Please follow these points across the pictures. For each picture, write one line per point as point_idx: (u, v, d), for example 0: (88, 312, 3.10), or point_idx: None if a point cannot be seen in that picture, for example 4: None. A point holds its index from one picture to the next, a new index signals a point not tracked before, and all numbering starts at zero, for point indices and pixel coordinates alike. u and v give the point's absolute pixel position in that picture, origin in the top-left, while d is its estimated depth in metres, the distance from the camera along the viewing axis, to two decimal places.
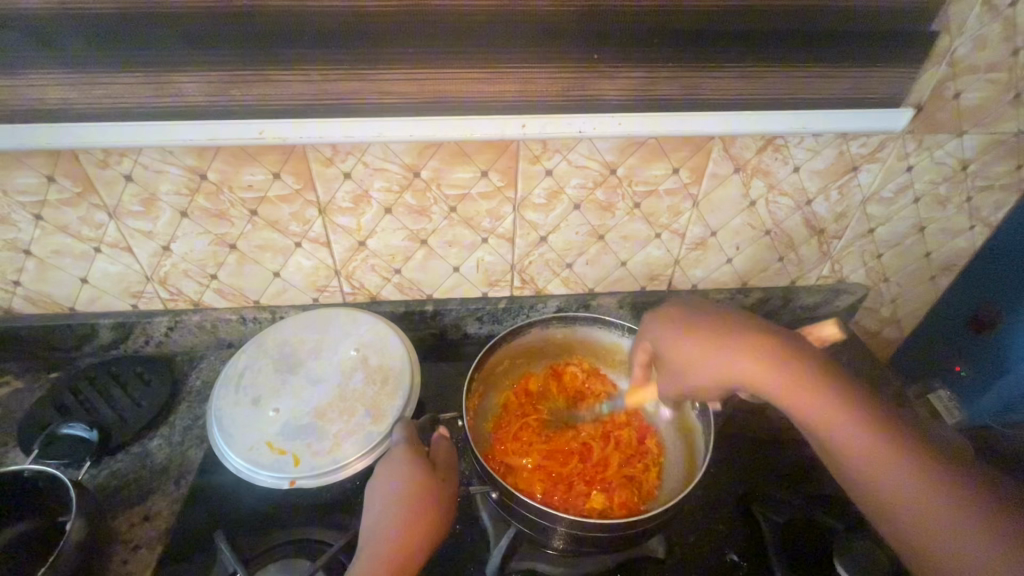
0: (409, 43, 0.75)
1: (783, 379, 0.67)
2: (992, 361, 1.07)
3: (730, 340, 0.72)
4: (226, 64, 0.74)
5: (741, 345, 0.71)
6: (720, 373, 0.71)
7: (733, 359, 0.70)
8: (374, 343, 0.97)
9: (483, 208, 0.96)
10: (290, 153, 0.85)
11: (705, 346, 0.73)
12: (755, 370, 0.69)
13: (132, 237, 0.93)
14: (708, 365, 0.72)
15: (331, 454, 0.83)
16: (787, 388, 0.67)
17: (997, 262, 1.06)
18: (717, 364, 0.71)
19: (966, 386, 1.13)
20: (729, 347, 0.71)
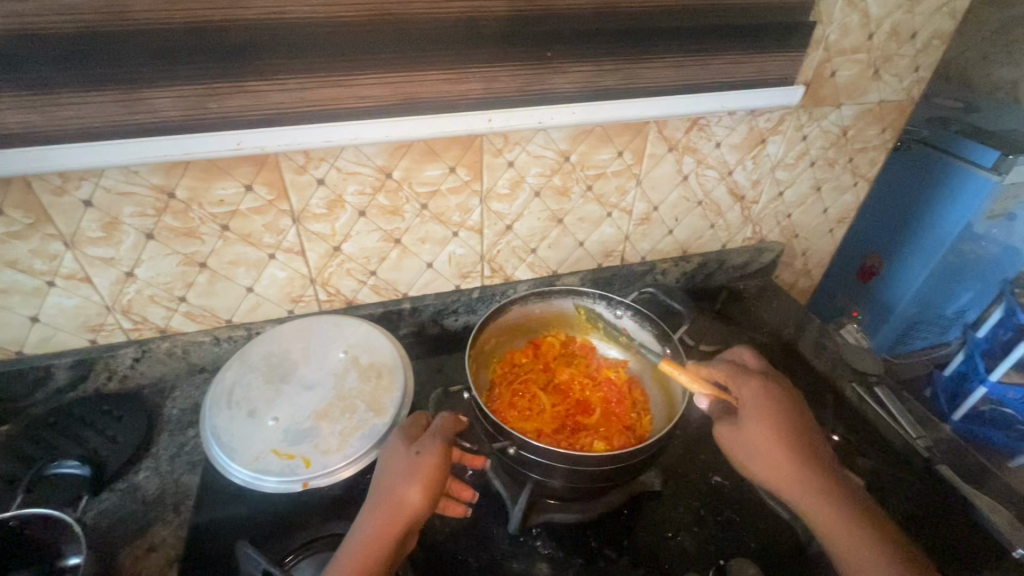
0: (262, 61, 0.55)
1: (823, 486, 0.54)
2: (882, 302, 1.24)
3: (798, 439, 0.56)
4: (71, 92, 0.52)
5: (799, 437, 0.56)
6: (770, 455, 0.56)
7: (793, 459, 0.55)
8: (362, 339, 0.75)
9: (454, 202, 0.77)
10: (256, 159, 0.64)
11: (771, 426, 0.56)
12: (801, 469, 0.55)
13: (71, 265, 0.66)
14: (758, 440, 0.56)
15: (338, 451, 0.62)
16: (821, 501, 0.54)
17: (889, 211, 1.17)
18: (771, 449, 0.56)
19: (869, 324, 1.28)
20: (788, 434, 0.56)
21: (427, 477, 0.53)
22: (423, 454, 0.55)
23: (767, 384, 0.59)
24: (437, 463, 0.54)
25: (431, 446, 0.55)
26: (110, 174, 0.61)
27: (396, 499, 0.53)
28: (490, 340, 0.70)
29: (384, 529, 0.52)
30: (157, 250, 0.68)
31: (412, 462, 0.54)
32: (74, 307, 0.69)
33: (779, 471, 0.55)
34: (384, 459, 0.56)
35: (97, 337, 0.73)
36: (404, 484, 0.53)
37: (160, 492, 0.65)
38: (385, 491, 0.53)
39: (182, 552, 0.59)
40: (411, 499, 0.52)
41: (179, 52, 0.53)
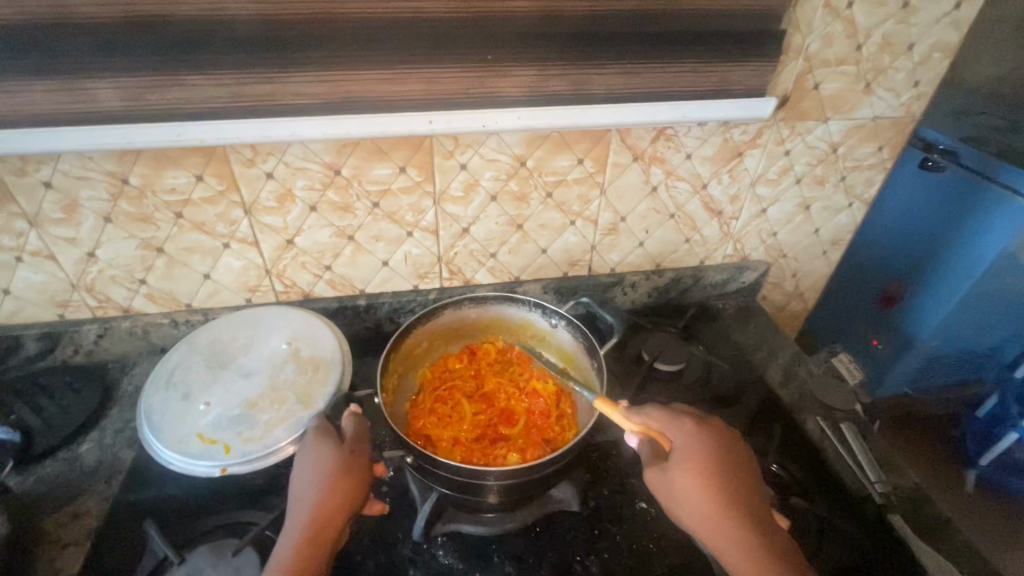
0: (197, 56, 0.57)
1: (748, 542, 0.51)
2: (898, 332, 1.10)
3: (726, 484, 0.54)
4: (17, 78, 0.55)
5: (728, 487, 0.54)
6: (694, 506, 0.53)
7: (718, 505, 0.53)
8: (306, 332, 0.76)
9: (406, 202, 0.77)
10: (204, 150, 0.66)
11: (697, 475, 0.54)
12: (728, 524, 0.52)
13: (37, 243, 0.70)
14: (683, 489, 0.53)
15: (259, 439, 0.64)
16: (745, 559, 0.51)
17: (911, 231, 0.99)
18: (697, 502, 0.53)
19: (879, 357, 1.16)
20: (715, 484, 0.53)
21: (361, 477, 0.56)
22: (355, 454, 0.56)
23: (697, 426, 0.57)
24: (367, 461, 0.57)
25: (360, 447, 0.57)
26: (67, 159, 0.64)
27: (334, 498, 0.54)
28: (417, 345, 0.70)
29: (322, 528, 0.53)
30: (115, 234, 0.71)
31: (347, 462, 0.56)
32: (41, 283, 0.74)
33: (707, 526, 0.52)
34: (309, 459, 0.56)
35: (64, 313, 0.77)
36: (343, 484, 0.54)
37: (97, 464, 0.68)
38: (322, 492, 0.54)
39: (103, 524, 0.61)
40: (352, 496, 0.54)
41: (116, 43, 0.55)
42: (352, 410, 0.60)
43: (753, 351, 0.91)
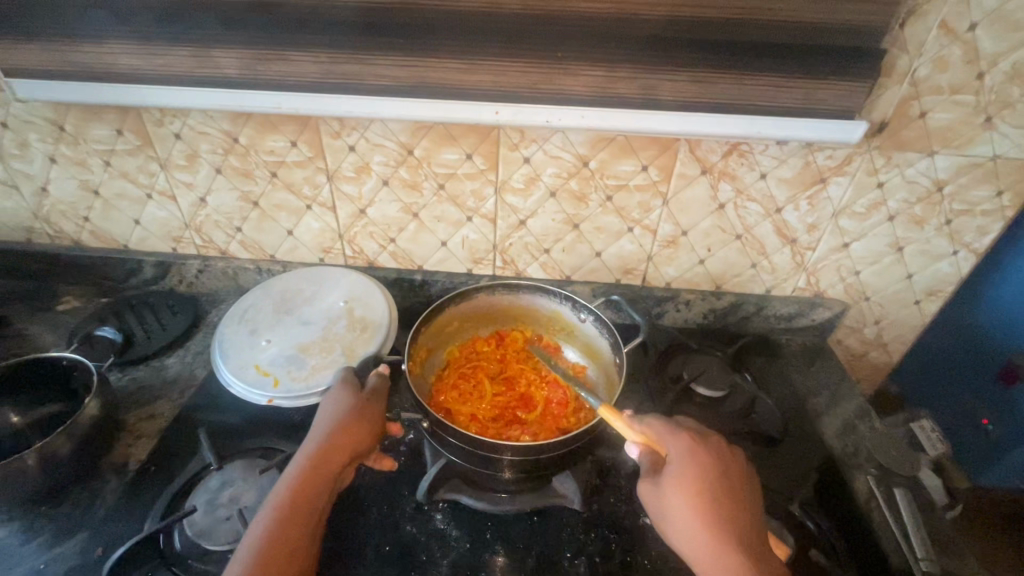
0: (302, 35, 0.65)
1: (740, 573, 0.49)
2: (1016, 416, 0.93)
3: (718, 502, 0.52)
4: (163, 42, 0.66)
5: (722, 512, 0.52)
6: (686, 529, 0.52)
7: (706, 524, 0.51)
8: (363, 293, 0.83)
9: (469, 187, 0.81)
10: (300, 120, 0.75)
11: (688, 495, 0.52)
12: (721, 552, 0.50)
13: (164, 183, 0.83)
14: (675, 508, 0.52)
15: (303, 379, 0.71)
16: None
17: None
18: (687, 523, 0.52)
19: (986, 442, 0.98)
20: (708, 506, 0.52)
21: (371, 423, 0.61)
22: (370, 401, 0.62)
23: (693, 441, 0.56)
24: (381, 411, 0.62)
25: (377, 396, 0.63)
26: (194, 115, 0.76)
27: (348, 437, 0.59)
28: (448, 325, 0.74)
29: (331, 460, 0.57)
30: (222, 184, 0.83)
31: (362, 406, 0.61)
32: (163, 218, 0.88)
33: (694, 542, 0.51)
34: (329, 400, 0.62)
35: (177, 247, 0.91)
36: (353, 423, 0.60)
37: (178, 376, 0.79)
38: (333, 427, 0.59)
39: (169, 425, 0.71)
40: (359, 436, 0.59)
41: (239, 18, 0.64)
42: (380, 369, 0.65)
43: (810, 395, 0.84)
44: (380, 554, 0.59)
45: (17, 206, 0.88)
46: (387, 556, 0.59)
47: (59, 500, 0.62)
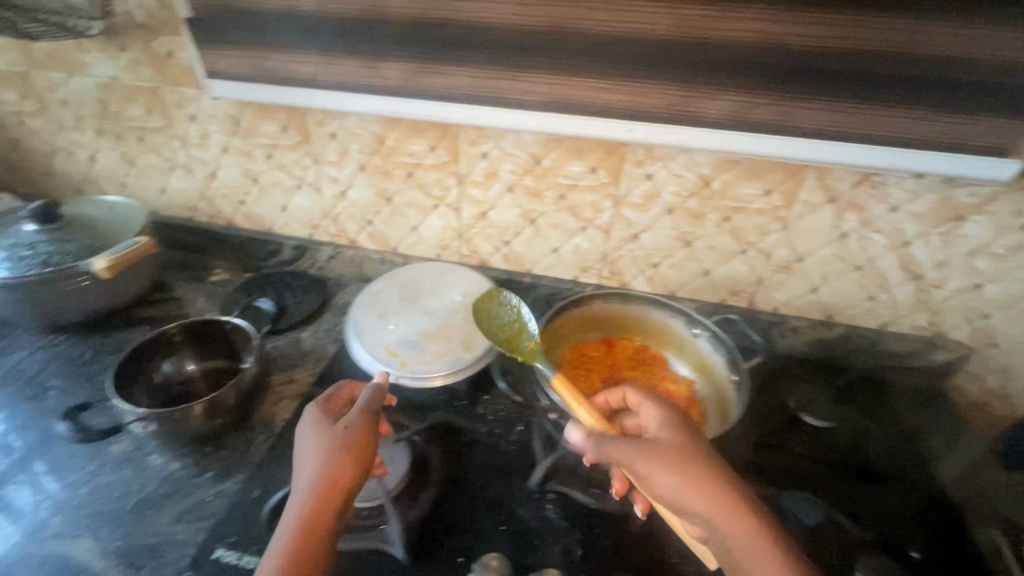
0: (460, 52, 0.71)
1: (752, 526, 0.49)
2: None
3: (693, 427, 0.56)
4: (341, 53, 0.75)
5: (719, 464, 0.52)
6: (692, 488, 0.51)
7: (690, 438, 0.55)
8: (479, 290, 0.89)
9: (589, 199, 0.85)
10: (443, 127, 0.82)
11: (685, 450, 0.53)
12: (729, 505, 0.50)
13: (315, 176, 0.93)
14: (679, 469, 0.51)
15: (426, 363, 0.78)
16: (756, 548, 0.48)
17: None
18: (693, 481, 0.51)
19: None
20: (705, 460, 0.52)
21: (358, 452, 0.55)
22: (350, 431, 0.55)
23: (666, 404, 0.58)
24: (368, 438, 0.56)
25: (357, 422, 0.56)
26: (352, 118, 0.85)
27: (342, 469, 0.53)
28: (563, 327, 0.77)
29: (328, 497, 0.52)
30: (363, 180, 0.92)
31: (340, 440, 0.55)
32: (306, 207, 0.98)
33: (683, 450, 0.53)
34: (306, 440, 0.56)
35: (313, 233, 1.01)
36: (334, 463, 0.53)
37: (312, 348, 0.89)
38: (313, 474, 0.53)
39: (306, 390, 0.80)
40: (346, 468, 0.53)
41: (407, 36, 0.71)
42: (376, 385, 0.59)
43: (926, 439, 0.80)
44: (495, 531, 0.63)
45: (189, 186, 1.01)
46: (501, 534, 0.63)
47: (220, 443, 0.71)
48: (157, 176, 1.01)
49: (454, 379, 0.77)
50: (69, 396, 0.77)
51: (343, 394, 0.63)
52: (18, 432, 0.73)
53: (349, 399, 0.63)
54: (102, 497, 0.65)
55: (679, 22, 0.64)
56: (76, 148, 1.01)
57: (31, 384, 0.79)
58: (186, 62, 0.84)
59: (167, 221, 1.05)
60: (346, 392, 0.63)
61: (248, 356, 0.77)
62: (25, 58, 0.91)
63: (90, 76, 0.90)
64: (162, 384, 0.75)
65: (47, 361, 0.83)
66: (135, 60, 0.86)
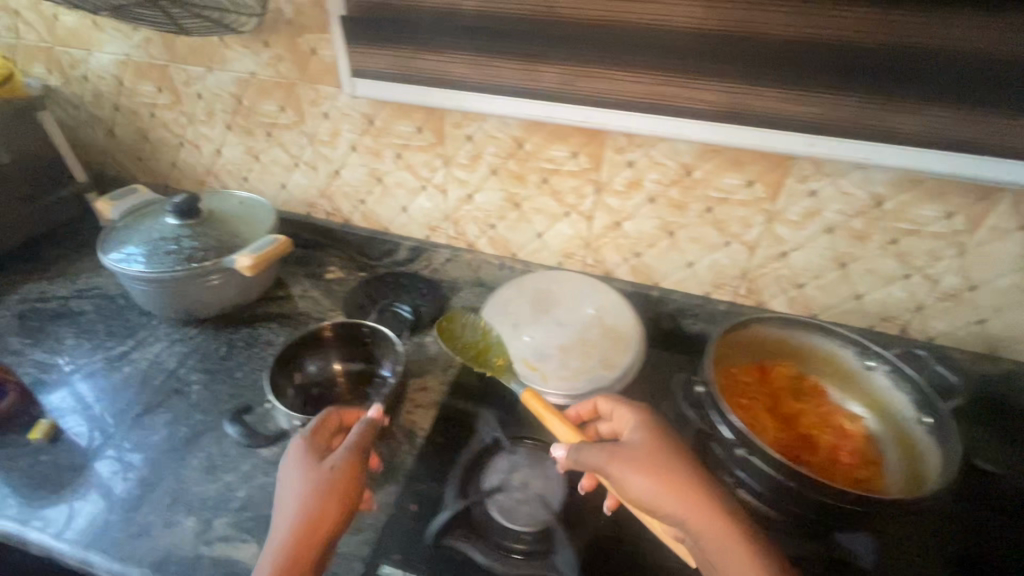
0: (630, 56, 0.67)
1: (724, 526, 0.50)
2: None
3: (669, 446, 0.56)
4: (497, 53, 0.71)
5: (689, 467, 0.54)
6: (663, 488, 0.52)
7: (665, 458, 0.54)
8: (612, 304, 0.86)
9: (739, 214, 0.80)
10: (590, 133, 0.79)
11: (651, 450, 0.55)
12: (699, 503, 0.51)
13: (442, 178, 0.91)
14: (644, 469, 0.53)
15: (568, 381, 0.75)
16: (730, 547, 0.49)
17: None
18: (663, 481, 0.52)
19: None
20: (672, 460, 0.54)
21: (340, 487, 0.55)
22: (337, 470, 0.56)
23: (637, 416, 0.59)
24: (351, 471, 0.56)
25: (343, 461, 0.57)
26: (492, 121, 0.82)
27: (323, 500, 0.54)
28: (732, 343, 0.71)
29: (311, 528, 0.52)
30: (493, 185, 0.89)
31: (326, 480, 0.55)
32: (428, 209, 0.96)
33: (653, 466, 0.53)
34: (291, 475, 0.56)
35: (431, 235, 1.00)
36: (318, 503, 0.53)
37: (438, 354, 0.87)
38: (294, 511, 0.53)
39: (440, 399, 0.79)
40: (325, 501, 0.54)
41: (574, 38, 0.67)
42: (367, 418, 0.60)
43: None
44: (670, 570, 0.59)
45: (310, 183, 1.01)
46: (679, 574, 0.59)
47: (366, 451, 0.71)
48: (280, 172, 1.01)
49: (596, 400, 0.75)
50: (211, 393, 0.78)
51: (333, 423, 0.63)
52: (167, 426, 0.73)
53: (338, 428, 0.64)
54: (259, 501, 0.65)
55: (885, 29, 0.59)
56: (203, 141, 1.01)
57: (173, 378, 0.80)
58: (330, 59, 0.83)
59: (285, 216, 1.06)
60: (335, 420, 0.63)
61: (392, 364, 0.77)
62: (165, 51, 0.91)
63: (229, 71, 0.90)
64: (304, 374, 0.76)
65: (185, 355, 0.83)
66: (278, 56, 0.85)
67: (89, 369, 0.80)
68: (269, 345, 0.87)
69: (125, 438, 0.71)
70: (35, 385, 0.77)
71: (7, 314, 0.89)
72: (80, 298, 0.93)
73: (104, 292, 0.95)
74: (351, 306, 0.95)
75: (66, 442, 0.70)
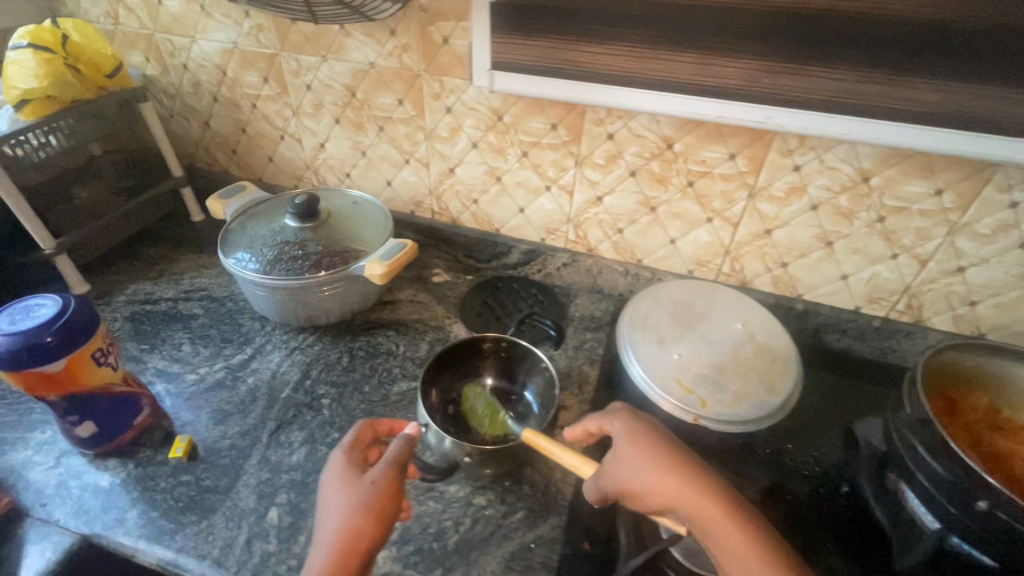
0: (831, 51, 0.60)
1: (744, 524, 0.47)
2: None
3: (669, 447, 0.53)
4: (671, 46, 0.65)
5: (698, 465, 0.51)
6: (658, 490, 0.50)
7: (664, 464, 0.51)
8: (760, 320, 0.79)
9: (915, 225, 0.72)
10: (755, 134, 0.72)
11: (643, 450, 0.52)
12: (710, 505, 0.48)
13: (570, 179, 0.85)
14: (638, 473, 0.51)
15: (729, 405, 0.69)
16: (739, 547, 0.46)
17: None
18: (659, 484, 0.50)
19: None
20: (667, 458, 0.52)
21: (376, 506, 0.51)
22: (376, 486, 0.52)
23: (624, 421, 0.56)
24: (392, 489, 0.52)
25: (384, 476, 0.53)
26: (640, 118, 0.75)
27: (359, 518, 0.50)
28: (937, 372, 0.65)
29: (351, 544, 0.49)
30: (629, 187, 0.82)
31: (365, 496, 0.51)
32: (548, 211, 0.90)
33: (653, 477, 0.51)
34: (330, 489, 0.53)
35: (547, 238, 0.93)
36: (355, 521, 0.50)
37: (568, 369, 0.82)
38: (335, 530, 0.50)
39: None
40: (361, 516, 0.50)
41: (770, 29, 0.60)
42: (404, 435, 0.55)
43: None
44: None
45: (419, 181, 0.95)
46: None
47: (519, 480, 0.66)
48: (387, 168, 0.95)
49: (760, 429, 0.69)
50: (342, 409, 0.74)
51: (368, 435, 0.60)
52: (305, 445, 0.69)
53: (373, 439, 0.60)
54: (418, 531, 0.61)
55: None
56: (306, 135, 0.96)
57: (299, 391, 0.76)
58: (464, 50, 0.76)
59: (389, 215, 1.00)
60: (370, 431, 0.60)
61: (538, 386, 0.74)
62: (278, 39, 0.85)
63: (345, 61, 0.84)
64: (446, 386, 0.75)
65: (307, 366, 0.79)
66: (404, 45, 0.79)
67: (213, 379, 0.77)
68: (390, 356, 0.82)
69: (266, 456, 0.67)
70: (161, 396, 0.74)
71: (118, 316, 0.86)
72: (188, 300, 0.90)
73: (211, 294, 0.91)
74: (472, 312, 0.90)
75: (206, 460, 0.66)
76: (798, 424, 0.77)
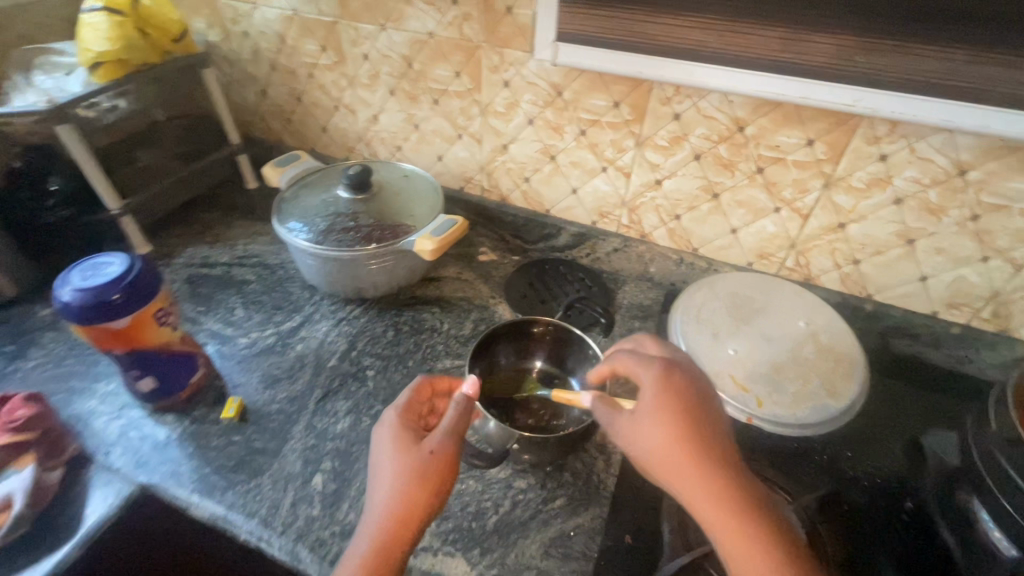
0: (940, 25, 0.54)
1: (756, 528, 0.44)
2: None
3: (696, 422, 0.48)
4: (757, 16, 0.60)
5: (726, 453, 0.47)
6: (670, 468, 0.47)
7: (686, 443, 0.47)
8: (824, 318, 0.75)
9: (1015, 225, 0.66)
10: (839, 118, 0.66)
11: (672, 427, 0.47)
12: (726, 499, 0.45)
13: (628, 161, 0.81)
14: (657, 449, 0.48)
15: (787, 407, 0.65)
16: (749, 550, 0.43)
17: None
18: (685, 472, 0.46)
19: None
20: (692, 437, 0.47)
21: (436, 478, 0.50)
22: (436, 455, 0.51)
23: (655, 382, 0.51)
24: (451, 460, 0.51)
25: (442, 446, 0.52)
26: (712, 98, 0.71)
27: (418, 489, 0.49)
28: None
29: (408, 517, 0.49)
30: (691, 171, 0.78)
31: (424, 466, 0.50)
32: (603, 193, 0.86)
33: (666, 456, 0.47)
34: (386, 454, 0.52)
35: (598, 221, 0.90)
36: (414, 490, 0.49)
37: None
38: (389, 499, 0.49)
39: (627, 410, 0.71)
40: (421, 487, 0.49)
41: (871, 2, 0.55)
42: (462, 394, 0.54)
43: None
44: None
45: (471, 157, 0.93)
46: None
47: (561, 466, 0.65)
48: (439, 143, 0.94)
49: (818, 434, 0.65)
50: (386, 381, 0.74)
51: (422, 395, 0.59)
52: (350, 415, 0.69)
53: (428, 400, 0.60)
54: (457, 509, 0.60)
55: None
56: (360, 106, 0.95)
57: (346, 361, 0.77)
58: (527, 20, 0.73)
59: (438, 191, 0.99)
60: (426, 391, 0.59)
61: (583, 375, 0.74)
62: (338, 6, 0.84)
63: (405, 30, 0.82)
64: (492, 363, 0.75)
65: (353, 338, 0.80)
66: (466, 15, 0.76)
67: (263, 344, 0.78)
68: (435, 332, 0.82)
69: (313, 422, 0.68)
70: (215, 357, 0.76)
71: (177, 278, 0.89)
72: (242, 266, 0.92)
73: (263, 262, 0.93)
74: (514, 293, 0.88)
75: (256, 423, 0.68)
76: (859, 430, 0.72)
